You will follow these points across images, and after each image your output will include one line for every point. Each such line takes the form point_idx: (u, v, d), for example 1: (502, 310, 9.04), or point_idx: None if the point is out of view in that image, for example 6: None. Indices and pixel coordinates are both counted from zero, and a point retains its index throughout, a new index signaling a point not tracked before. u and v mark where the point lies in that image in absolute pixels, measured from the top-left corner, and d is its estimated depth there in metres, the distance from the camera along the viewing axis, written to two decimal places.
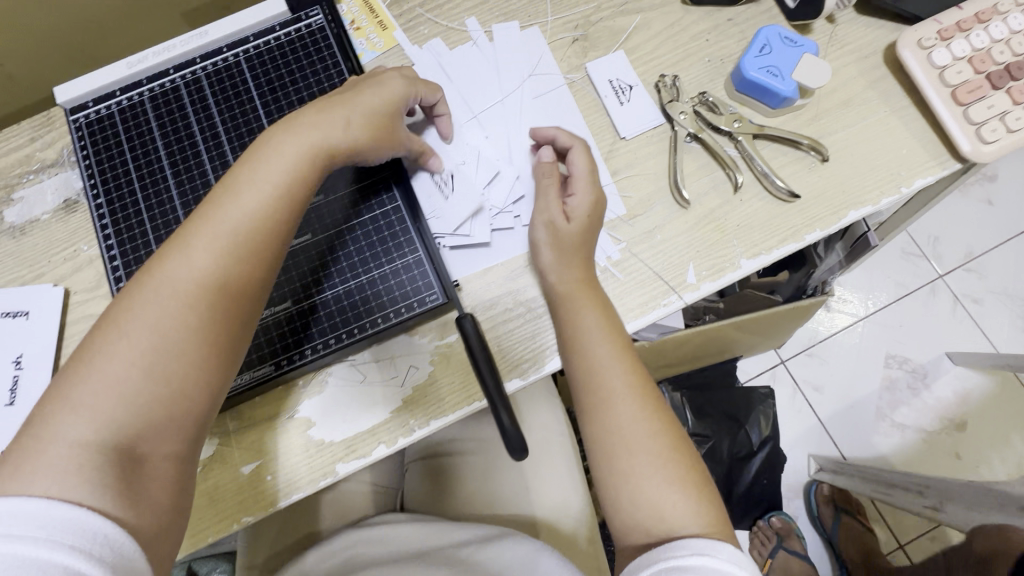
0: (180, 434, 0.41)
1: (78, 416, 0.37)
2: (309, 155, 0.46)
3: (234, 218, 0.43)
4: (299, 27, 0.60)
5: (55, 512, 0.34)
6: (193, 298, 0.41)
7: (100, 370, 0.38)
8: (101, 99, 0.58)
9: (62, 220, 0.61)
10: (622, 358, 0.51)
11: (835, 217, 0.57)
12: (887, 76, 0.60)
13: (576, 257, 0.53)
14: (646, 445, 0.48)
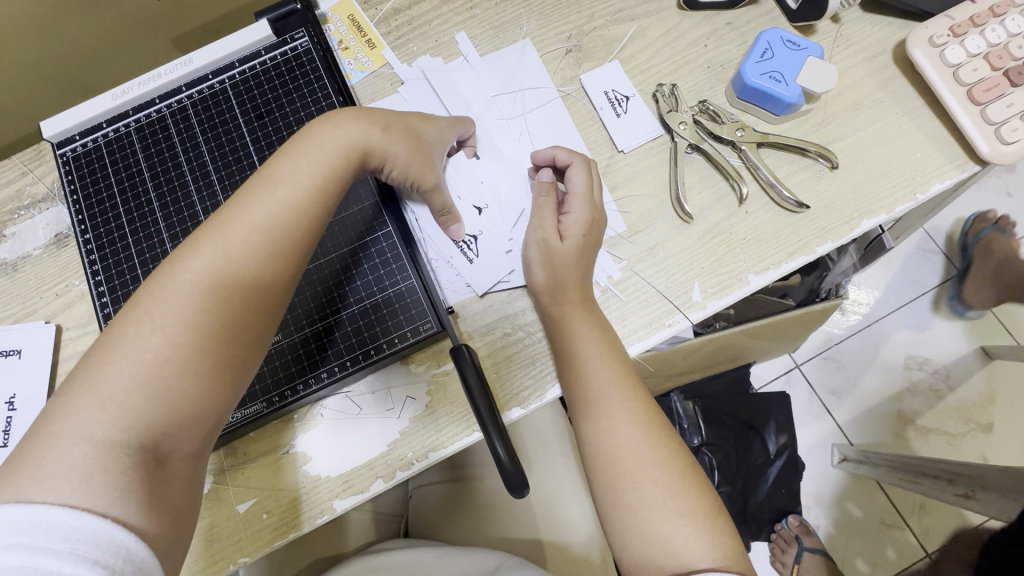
0: (200, 434, 0.38)
1: (101, 409, 0.34)
2: (347, 156, 0.45)
3: (271, 209, 0.41)
4: (285, 51, 0.58)
5: (80, 522, 0.31)
6: (226, 290, 0.39)
7: (122, 363, 0.36)
8: (88, 132, 0.58)
9: (53, 255, 0.60)
10: (624, 382, 0.49)
11: (848, 226, 0.54)
12: (897, 76, 0.57)
13: (574, 278, 0.51)
14: (653, 474, 0.46)
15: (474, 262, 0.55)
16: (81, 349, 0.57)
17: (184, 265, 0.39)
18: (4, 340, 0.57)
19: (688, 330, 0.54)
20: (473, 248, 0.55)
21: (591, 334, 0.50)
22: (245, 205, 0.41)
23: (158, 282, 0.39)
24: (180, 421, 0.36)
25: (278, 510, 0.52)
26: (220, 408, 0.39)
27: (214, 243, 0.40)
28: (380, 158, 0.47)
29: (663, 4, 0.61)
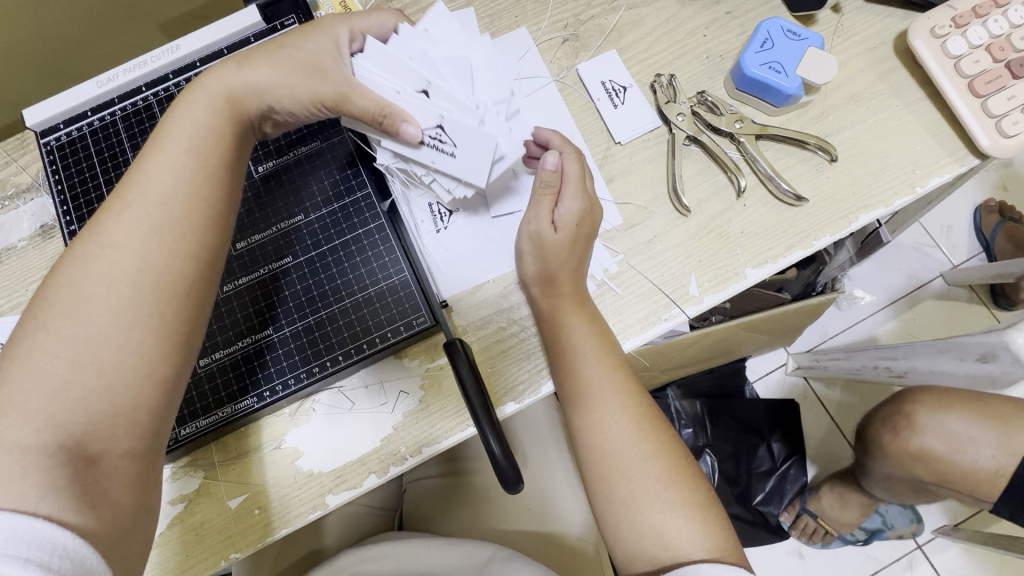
0: (136, 431, 0.37)
1: (47, 400, 0.34)
2: (220, 118, 0.43)
3: (144, 189, 0.39)
4: (276, 38, 0.57)
5: (3, 522, 0.31)
6: (161, 272, 0.38)
7: (33, 366, 0.35)
8: (71, 120, 0.56)
9: (39, 248, 0.59)
10: (616, 376, 0.48)
11: (846, 220, 0.53)
12: (898, 67, 0.56)
13: (562, 270, 0.50)
14: (647, 465, 0.45)
15: (459, 150, 0.47)
16: None
17: (109, 248, 0.37)
18: None
19: (686, 324, 0.53)
20: (443, 132, 0.46)
21: (582, 326, 0.49)
22: (143, 177, 0.39)
23: (75, 277, 0.37)
24: (103, 415, 0.35)
25: (269, 505, 0.51)
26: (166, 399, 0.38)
27: (121, 224, 0.38)
28: (270, 105, 0.45)
29: None
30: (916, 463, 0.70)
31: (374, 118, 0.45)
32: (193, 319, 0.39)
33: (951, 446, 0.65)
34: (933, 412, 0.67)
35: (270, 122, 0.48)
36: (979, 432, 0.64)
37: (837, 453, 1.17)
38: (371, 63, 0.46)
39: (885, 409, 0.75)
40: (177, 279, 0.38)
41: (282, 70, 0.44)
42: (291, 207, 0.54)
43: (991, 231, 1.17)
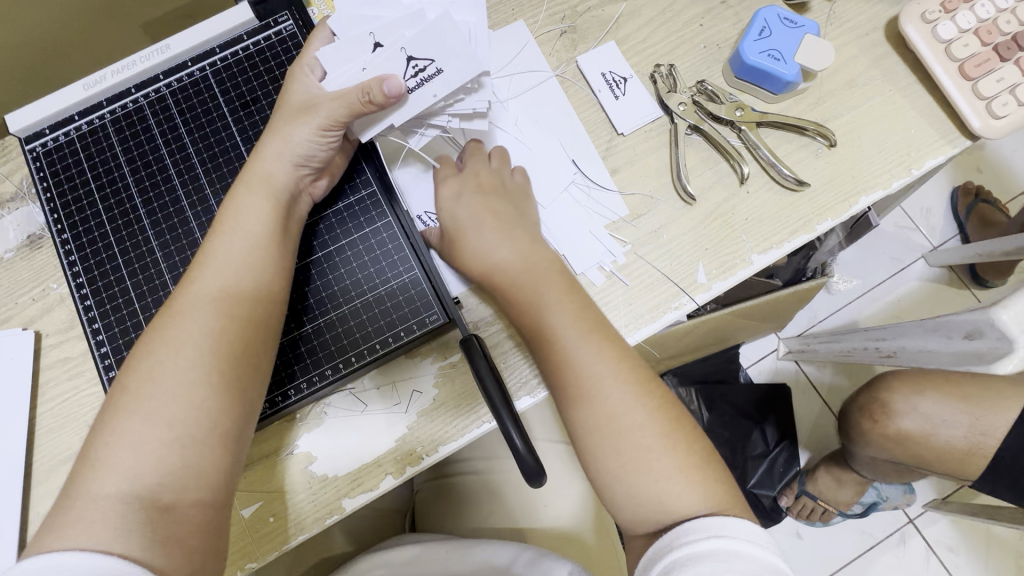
0: (199, 480, 0.39)
1: (129, 452, 0.38)
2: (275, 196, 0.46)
3: (216, 269, 0.43)
4: (269, 35, 0.56)
5: (84, 562, 0.34)
6: (225, 328, 0.41)
7: (121, 430, 0.38)
8: (58, 125, 0.54)
9: (27, 258, 0.57)
10: (590, 332, 0.46)
11: (847, 204, 0.54)
12: (890, 53, 0.57)
13: (491, 239, 0.51)
14: (642, 421, 0.44)
15: (438, 63, 0.46)
16: (64, 354, 0.55)
17: (183, 313, 0.41)
18: None
19: (695, 312, 0.53)
20: (414, 60, 0.46)
21: (535, 285, 0.48)
22: (212, 251, 0.44)
23: (153, 341, 0.41)
24: (174, 468, 0.38)
25: (284, 511, 0.50)
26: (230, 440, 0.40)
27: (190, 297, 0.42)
28: (300, 160, 0.47)
29: None
30: (897, 444, 0.73)
31: (360, 99, 0.44)
32: (252, 371, 0.42)
33: (925, 427, 0.69)
34: (908, 396, 0.70)
35: (311, 176, 0.49)
36: (951, 412, 0.67)
37: (831, 434, 1.19)
38: (330, 61, 0.47)
39: (863, 396, 0.79)
40: (238, 336, 0.42)
41: (290, 133, 0.46)
42: None
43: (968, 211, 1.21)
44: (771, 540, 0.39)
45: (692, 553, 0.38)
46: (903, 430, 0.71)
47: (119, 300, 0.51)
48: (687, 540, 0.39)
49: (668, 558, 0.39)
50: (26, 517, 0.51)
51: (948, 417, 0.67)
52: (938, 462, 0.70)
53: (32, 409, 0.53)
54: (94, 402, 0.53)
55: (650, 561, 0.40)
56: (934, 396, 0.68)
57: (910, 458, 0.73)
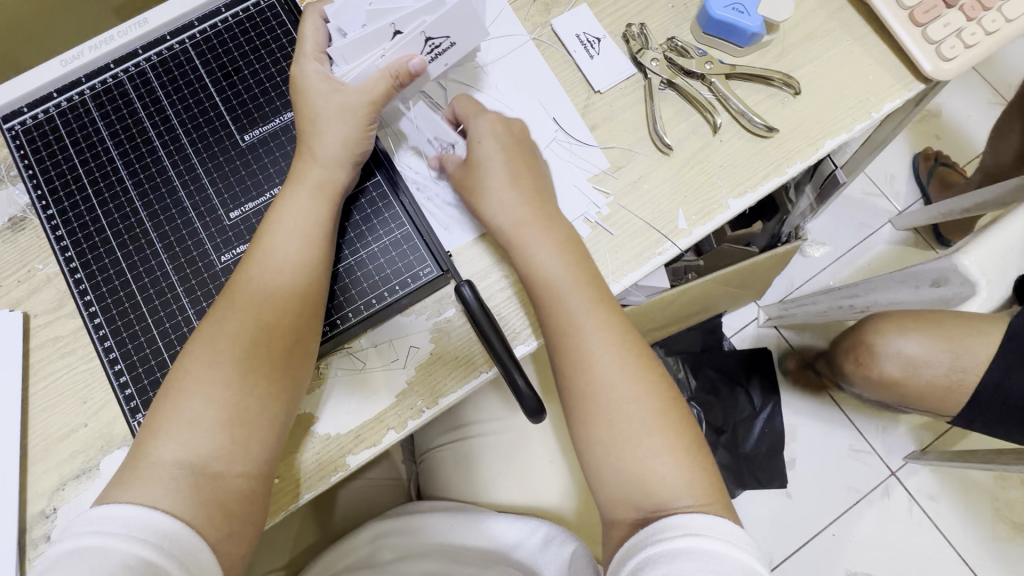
0: (247, 454, 0.43)
1: (187, 428, 0.42)
2: (321, 197, 0.49)
3: (267, 266, 0.47)
4: (247, 7, 0.56)
5: (137, 515, 0.39)
6: (275, 324, 0.46)
7: (183, 407, 0.43)
8: (36, 103, 0.54)
9: (9, 240, 0.56)
10: (595, 306, 0.49)
11: (814, 147, 0.57)
12: (846, 5, 0.61)
13: (503, 208, 0.51)
14: (639, 397, 0.47)
15: (451, 37, 0.49)
16: (54, 332, 0.54)
17: (239, 307, 0.46)
18: None
19: (678, 257, 0.56)
20: (431, 39, 0.48)
21: (544, 253, 0.50)
22: (262, 250, 0.47)
23: (210, 327, 0.45)
24: (222, 444, 0.43)
25: (289, 472, 0.51)
26: (275, 424, 0.45)
27: (249, 288, 0.46)
28: (353, 157, 0.50)
29: None
30: (884, 386, 0.77)
31: (391, 85, 0.48)
32: (299, 362, 0.46)
33: (907, 369, 0.72)
34: (890, 336, 0.73)
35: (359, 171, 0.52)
36: (935, 351, 0.69)
37: (812, 393, 1.24)
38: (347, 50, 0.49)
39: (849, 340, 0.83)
40: (291, 329, 0.46)
41: (333, 129, 0.49)
42: (272, 171, 0.53)
43: (928, 173, 1.27)
44: (746, 545, 0.40)
45: (663, 549, 0.40)
46: (886, 373, 0.75)
47: (110, 271, 0.51)
48: (659, 538, 0.41)
49: (639, 554, 0.41)
50: (23, 496, 0.51)
51: (929, 357, 0.69)
52: (921, 400, 0.74)
53: (24, 389, 0.53)
54: (88, 378, 0.53)
55: (626, 552, 0.42)
56: (919, 335, 0.70)
57: (895, 396, 0.77)
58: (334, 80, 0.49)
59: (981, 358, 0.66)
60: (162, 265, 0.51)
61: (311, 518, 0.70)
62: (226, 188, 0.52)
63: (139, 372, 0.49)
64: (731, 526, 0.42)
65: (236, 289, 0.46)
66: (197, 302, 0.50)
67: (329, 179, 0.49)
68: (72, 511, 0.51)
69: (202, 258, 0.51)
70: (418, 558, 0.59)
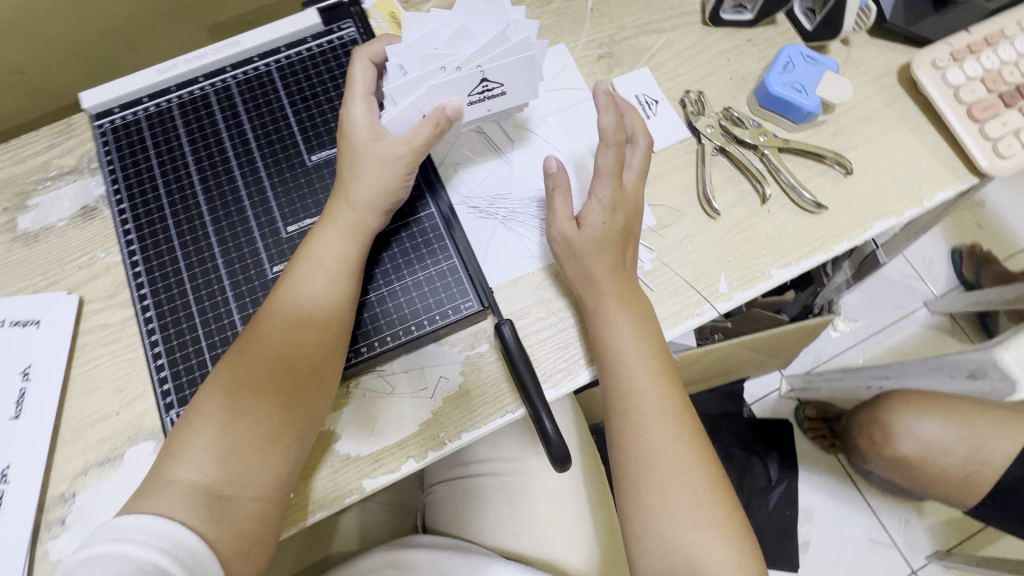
0: (257, 479, 0.44)
1: (202, 453, 0.43)
2: (352, 236, 0.50)
3: (295, 301, 0.48)
4: (332, 39, 0.60)
5: (154, 525, 0.40)
6: (293, 356, 0.46)
7: (199, 430, 0.44)
8: (127, 105, 0.58)
9: (79, 227, 0.60)
10: (659, 376, 0.49)
11: (862, 228, 0.57)
12: (902, 95, 0.62)
13: (606, 277, 0.51)
14: (693, 492, 0.46)
15: (504, 86, 0.51)
16: (104, 319, 0.56)
17: (262, 339, 0.47)
18: (22, 309, 0.56)
19: (716, 320, 0.56)
20: (487, 83, 0.50)
21: (626, 330, 0.50)
22: (291, 283, 0.48)
23: (233, 355, 0.47)
24: (233, 469, 0.43)
25: (304, 488, 0.51)
26: (287, 454, 0.45)
27: (273, 322, 0.47)
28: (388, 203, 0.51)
29: (688, 20, 0.66)
30: (897, 467, 0.75)
31: (435, 133, 0.49)
32: (315, 394, 0.47)
33: (922, 451, 0.71)
34: (907, 419, 0.72)
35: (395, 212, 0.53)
36: (950, 436, 0.69)
37: (833, 475, 1.19)
38: (393, 92, 0.48)
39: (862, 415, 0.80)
40: (307, 362, 0.47)
41: (372, 176, 0.50)
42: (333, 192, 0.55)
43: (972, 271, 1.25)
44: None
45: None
46: (901, 453, 0.73)
47: (168, 268, 0.53)
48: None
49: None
50: (48, 477, 0.52)
51: (947, 443, 0.69)
52: (934, 488, 0.72)
53: (66, 369, 0.54)
54: (127, 367, 0.55)
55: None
56: (937, 420, 0.70)
57: (905, 478, 0.75)
58: (378, 126, 0.50)
59: (1002, 452, 0.66)
60: (217, 268, 0.53)
61: (313, 536, 0.70)
62: (288, 203, 0.55)
63: (179, 369, 0.50)
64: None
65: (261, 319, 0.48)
66: (245, 307, 0.52)
67: (360, 220, 0.51)
68: (92, 498, 0.51)
69: (255, 265, 0.53)
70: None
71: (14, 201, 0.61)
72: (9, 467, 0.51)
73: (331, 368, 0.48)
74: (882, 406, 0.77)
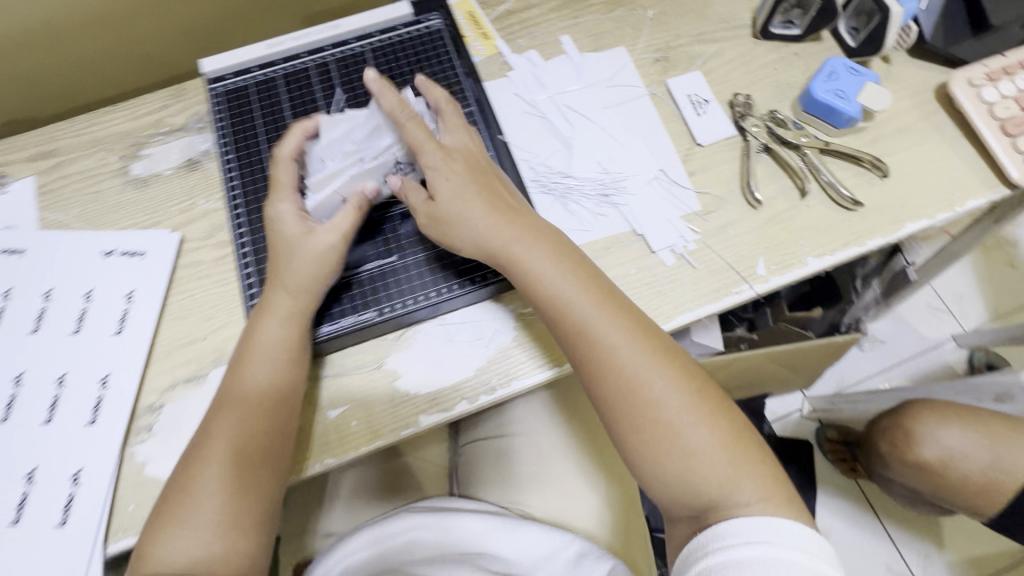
0: (243, 550, 0.47)
1: (184, 537, 0.46)
2: (301, 319, 0.54)
3: (254, 382, 0.51)
4: (420, 29, 0.69)
5: None
6: (257, 428, 0.50)
7: (176, 523, 0.47)
8: (239, 73, 0.66)
9: (183, 176, 0.67)
10: (604, 307, 0.52)
11: (895, 227, 0.62)
12: (938, 110, 0.67)
13: (493, 230, 0.54)
14: (699, 434, 0.49)
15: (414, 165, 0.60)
16: (198, 257, 0.63)
17: (221, 421, 0.50)
18: (131, 242, 0.63)
19: (753, 299, 0.60)
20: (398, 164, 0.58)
21: (554, 270, 0.53)
22: (246, 368, 0.52)
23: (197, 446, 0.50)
24: (218, 543, 0.47)
25: (366, 418, 0.56)
26: (260, 516, 0.49)
27: (233, 407, 0.51)
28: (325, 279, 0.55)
29: (740, 33, 0.72)
30: (918, 472, 0.76)
31: (358, 214, 0.56)
32: (280, 457, 0.51)
33: (944, 456, 0.72)
34: (930, 426, 0.73)
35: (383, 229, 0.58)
36: (975, 444, 0.70)
37: (852, 496, 1.19)
38: (316, 182, 0.56)
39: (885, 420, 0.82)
40: (272, 435, 0.51)
41: (307, 266, 0.54)
42: None
43: None
44: (805, 548, 0.42)
45: (723, 557, 0.43)
46: (922, 458, 0.74)
47: (267, 213, 0.62)
48: (718, 546, 0.44)
49: (699, 562, 0.44)
50: (140, 388, 0.58)
51: (969, 450, 0.70)
52: (956, 496, 0.72)
53: (164, 296, 0.61)
54: (216, 299, 0.61)
55: (687, 559, 0.45)
56: (960, 426, 0.71)
57: (927, 486, 0.76)
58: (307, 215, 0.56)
59: None
60: None
61: (359, 486, 0.75)
62: None
63: None
64: (772, 521, 0.44)
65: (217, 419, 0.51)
66: None
67: (300, 306, 0.54)
68: (177, 410, 0.57)
69: None
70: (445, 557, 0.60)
71: (129, 151, 0.69)
72: (109, 375, 0.57)
73: (287, 430, 0.52)
74: (906, 413, 0.78)
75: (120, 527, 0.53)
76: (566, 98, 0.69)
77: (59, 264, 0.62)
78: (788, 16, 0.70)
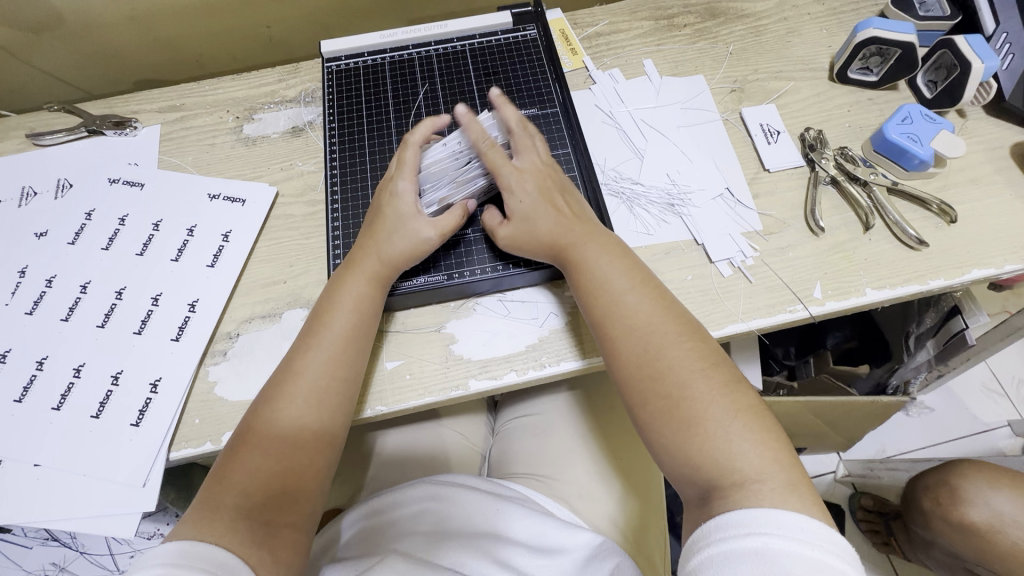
0: (296, 499, 0.49)
1: (246, 475, 0.48)
2: (378, 285, 0.57)
3: (330, 336, 0.53)
4: (517, 36, 0.75)
5: (190, 546, 0.42)
6: (327, 384, 0.52)
7: (242, 461, 0.48)
8: (352, 57, 0.74)
9: (287, 140, 0.75)
10: (643, 289, 0.54)
11: (960, 271, 0.62)
12: (1013, 167, 0.67)
13: (560, 230, 0.57)
14: (735, 434, 0.45)
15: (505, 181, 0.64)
16: (289, 211, 0.69)
17: (297, 372, 0.52)
18: (234, 190, 0.70)
19: (807, 320, 0.61)
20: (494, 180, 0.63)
21: (603, 258, 0.56)
22: (326, 322, 0.54)
23: (274, 389, 0.52)
24: (275, 488, 0.48)
25: (419, 373, 0.59)
26: (317, 472, 0.50)
27: (308, 358, 0.52)
28: (411, 253, 0.57)
29: (817, 75, 0.76)
30: (961, 535, 0.75)
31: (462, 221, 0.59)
32: (342, 412, 0.52)
33: (993, 522, 0.71)
34: (981, 488, 0.73)
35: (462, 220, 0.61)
36: None
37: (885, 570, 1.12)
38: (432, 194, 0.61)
39: (928, 477, 0.82)
40: (339, 391, 0.52)
41: (398, 238, 0.57)
42: None
43: None
44: (819, 544, 0.38)
45: (724, 550, 0.39)
46: (968, 518, 0.73)
47: (358, 175, 0.67)
48: (721, 537, 0.40)
49: (699, 554, 0.40)
50: (221, 317, 0.63)
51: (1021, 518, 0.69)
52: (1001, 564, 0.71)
53: (253, 240, 0.67)
54: (300, 249, 0.67)
55: (689, 551, 0.42)
56: (1010, 493, 0.71)
57: (972, 553, 0.74)
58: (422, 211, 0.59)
59: None
60: None
61: (392, 456, 0.76)
62: None
63: None
64: (791, 514, 0.40)
65: (289, 374, 0.52)
66: None
67: (382, 274, 0.57)
68: (250, 341, 0.62)
69: None
70: (448, 537, 0.56)
71: (244, 114, 0.77)
72: (198, 300, 0.63)
73: (354, 388, 0.54)
74: (952, 471, 0.78)
75: (183, 437, 0.57)
76: (641, 113, 0.73)
77: (171, 201, 0.70)
78: (866, 63, 0.73)
